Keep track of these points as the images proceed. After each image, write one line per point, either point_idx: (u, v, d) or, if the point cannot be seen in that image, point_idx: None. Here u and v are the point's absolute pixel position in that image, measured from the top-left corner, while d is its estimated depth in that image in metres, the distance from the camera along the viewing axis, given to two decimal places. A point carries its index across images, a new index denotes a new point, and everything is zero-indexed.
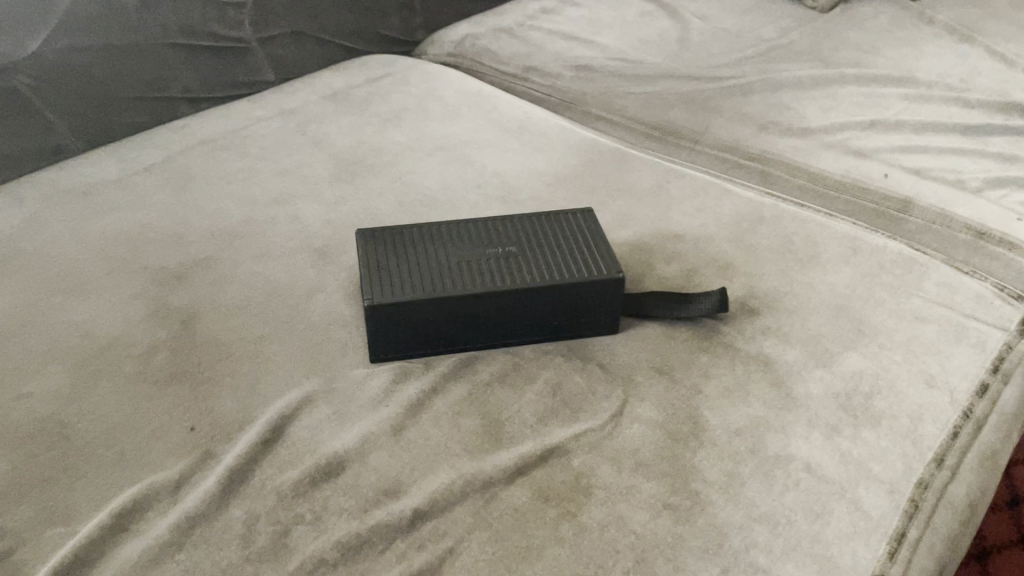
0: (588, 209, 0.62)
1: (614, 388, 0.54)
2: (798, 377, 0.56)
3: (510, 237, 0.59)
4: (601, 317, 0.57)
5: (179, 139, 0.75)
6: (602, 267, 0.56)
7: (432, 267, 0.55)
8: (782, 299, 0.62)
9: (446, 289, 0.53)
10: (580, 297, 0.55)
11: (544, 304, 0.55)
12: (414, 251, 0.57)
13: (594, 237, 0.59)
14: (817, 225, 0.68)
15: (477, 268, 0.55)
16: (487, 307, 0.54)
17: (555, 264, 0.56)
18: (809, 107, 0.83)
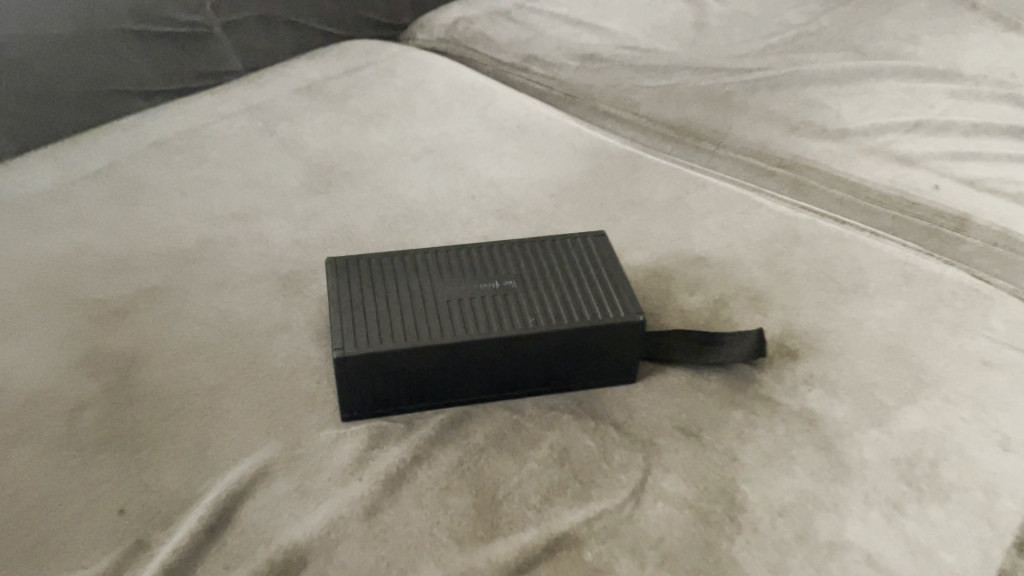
0: (599, 231, 0.53)
1: (633, 455, 0.45)
2: (850, 440, 0.47)
3: (509, 268, 0.50)
4: (617, 364, 0.48)
5: (130, 142, 0.66)
6: (618, 306, 0.47)
7: (416, 308, 0.46)
8: (825, 339, 0.53)
9: (434, 335, 0.44)
10: (592, 343, 0.47)
11: (551, 350, 0.46)
12: (395, 286, 0.48)
13: (607, 266, 0.50)
14: (861, 248, 0.59)
15: (470, 309, 0.46)
16: (482, 357, 0.45)
17: (564, 301, 0.47)
18: (844, 106, 0.74)
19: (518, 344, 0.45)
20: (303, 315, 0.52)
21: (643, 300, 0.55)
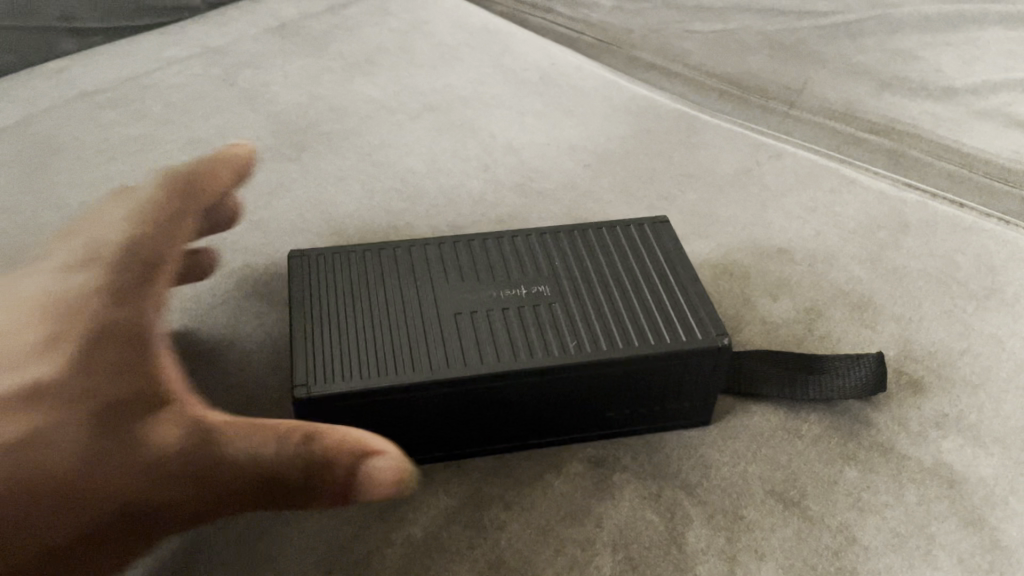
0: (661, 218, 0.40)
1: (712, 535, 0.32)
2: (1008, 511, 0.34)
3: (541, 270, 0.37)
4: (690, 404, 0.35)
5: (51, 90, 0.52)
6: (693, 327, 0.34)
7: (412, 327, 0.33)
8: (957, 364, 0.40)
9: (435, 369, 0.32)
10: (656, 377, 0.34)
11: (600, 388, 0.34)
12: (384, 296, 0.35)
13: (675, 269, 0.37)
14: (990, 242, 0.46)
15: (490, 328, 0.34)
16: (504, 397, 0.33)
17: (616, 320, 0.34)
18: (945, 59, 0.59)
19: (552, 381, 0.33)
20: (260, 325, 0.38)
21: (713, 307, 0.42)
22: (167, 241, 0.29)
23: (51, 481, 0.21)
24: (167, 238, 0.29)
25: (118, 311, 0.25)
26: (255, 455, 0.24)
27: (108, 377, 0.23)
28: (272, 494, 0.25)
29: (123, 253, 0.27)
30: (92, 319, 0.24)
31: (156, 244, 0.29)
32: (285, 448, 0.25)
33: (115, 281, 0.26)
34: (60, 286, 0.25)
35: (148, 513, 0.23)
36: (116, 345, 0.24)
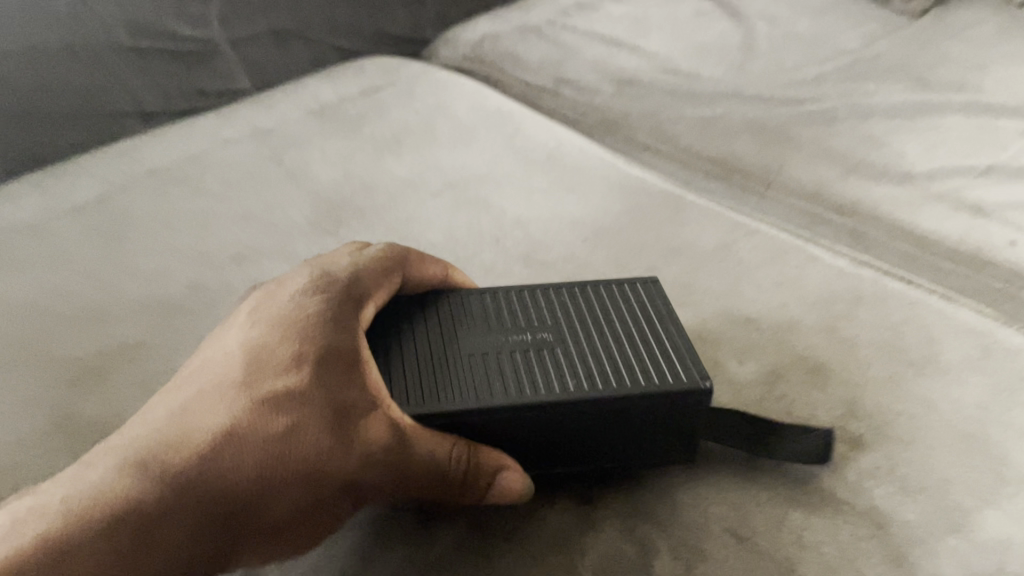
0: (655, 282, 0.47)
1: (674, 563, 0.39)
2: (924, 550, 0.41)
3: (549, 323, 0.44)
4: (675, 445, 0.41)
5: (123, 169, 0.60)
6: (680, 371, 0.40)
7: (438, 367, 0.40)
8: (894, 424, 0.47)
9: (460, 402, 0.38)
10: (647, 415, 0.40)
11: (599, 423, 0.40)
12: (419, 343, 0.42)
13: (664, 323, 0.44)
14: (933, 316, 0.53)
15: (509, 371, 0.40)
16: (517, 427, 0.39)
17: (612, 362, 0.41)
18: (908, 144, 0.66)
19: (558, 415, 0.39)
20: None
21: None
22: (374, 282, 0.41)
23: (304, 465, 0.34)
24: (364, 286, 0.40)
25: (342, 337, 0.37)
26: (436, 457, 0.36)
27: (333, 387, 0.35)
28: (444, 482, 0.37)
29: (341, 291, 0.39)
30: (324, 345, 0.36)
31: (364, 283, 0.41)
32: (444, 457, 0.36)
33: (339, 312, 0.38)
34: (301, 317, 0.37)
35: (358, 483, 0.35)
36: (342, 362, 0.36)
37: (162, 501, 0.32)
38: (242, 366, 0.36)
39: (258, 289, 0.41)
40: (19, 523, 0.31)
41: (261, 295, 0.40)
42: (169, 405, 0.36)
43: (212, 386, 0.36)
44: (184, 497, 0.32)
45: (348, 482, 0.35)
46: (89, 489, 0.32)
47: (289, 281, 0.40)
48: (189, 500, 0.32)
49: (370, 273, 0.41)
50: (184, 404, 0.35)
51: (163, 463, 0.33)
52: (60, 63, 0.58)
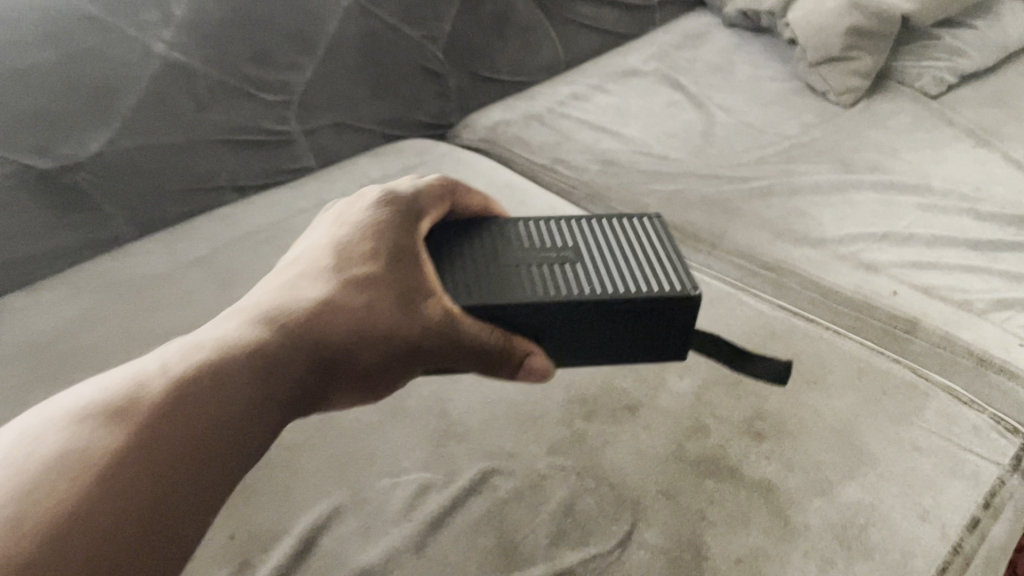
0: (659, 217, 0.55)
1: (623, 511, 0.58)
2: (797, 507, 0.59)
3: (574, 244, 0.52)
4: (669, 341, 0.52)
5: (225, 231, 0.80)
6: (678, 283, 0.48)
7: (480, 269, 0.49)
8: (788, 422, 0.65)
9: (503, 297, 0.47)
10: (654, 315, 0.49)
11: (617, 319, 0.49)
12: (464, 251, 0.51)
13: (669, 246, 0.53)
14: (826, 344, 0.72)
15: (539, 275, 0.49)
16: (550, 319, 0.48)
17: (626, 274, 0.49)
18: (825, 215, 0.86)
19: (585, 312, 0.48)
20: None
21: (641, 382, 0.68)
22: (429, 201, 0.49)
23: (378, 333, 0.42)
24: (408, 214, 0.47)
25: (409, 241, 0.46)
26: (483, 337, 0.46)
27: (405, 276, 0.44)
28: (487, 357, 0.46)
29: (408, 206, 0.48)
30: (394, 246, 0.45)
31: (424, 203, 0.49)
32: (490, 338, 0.46)
33: (403, 217, 0.47)
34: (381, 222, 0.46)
35: (423, 350, 0.44)
36: (412, 258, 0.45)
37: (286, 342, 0.40)
38: (335, 257, 0.44)
39: (336, 211, 0.49)
40: (178, 350, 0.39)
41: (341, 212, 0.48)
42: (278, 284, 0.44)
43: (313, 269, 0.44)
44: (299, 343, 0.41)
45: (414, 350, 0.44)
46: (228, 331, 0.40)
47: (364, 195, 0.49)
48: (303, 342, 0.41)
49: (427, 195, 0.49)
50: (290, 283, 0.43)
51: (284, 316, 0.41)
52: (184, 154, 0.78)
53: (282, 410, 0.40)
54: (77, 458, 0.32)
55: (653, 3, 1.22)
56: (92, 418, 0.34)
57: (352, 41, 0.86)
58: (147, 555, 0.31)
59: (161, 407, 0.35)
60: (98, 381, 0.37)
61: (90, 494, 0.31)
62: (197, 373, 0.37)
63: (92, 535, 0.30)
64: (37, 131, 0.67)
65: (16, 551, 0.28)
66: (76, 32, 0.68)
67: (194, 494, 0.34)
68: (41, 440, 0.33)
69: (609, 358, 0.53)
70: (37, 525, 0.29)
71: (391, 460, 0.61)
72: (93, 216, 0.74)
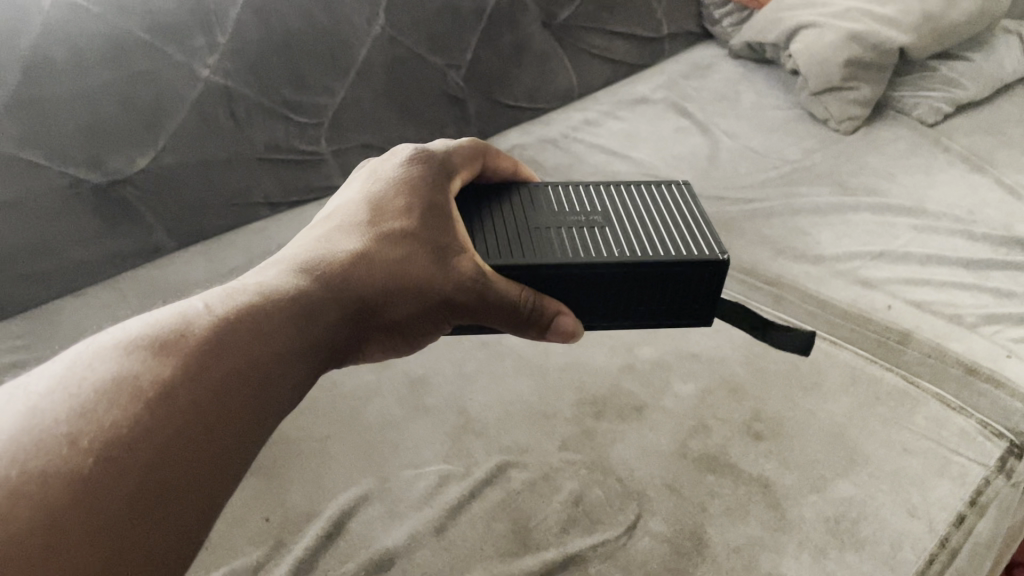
0: (685, 186, 0.60)
1: (629, 502, 0.62)
2: (793, 500, 0.63)
3: (609, 209, 0.57)
4: (696, 304, 0.56)
5: (259, 244, 0.85)
6: (709, 248, 0.53)
7: (525, 232, 0.54)
8: (785, 424, 0.69)
9: (550, 256, 0.52)
10: (682, 277, 0.54)
11: (652, 279, 0.54)
12: (508, 214, 0.55)
13: (696, 212, 0.57)
14: (822, 353, 0.76)
15: (580, 236, 0.54)
16: (587, 280, 0.53)
17: (657, 238, 0.54)
18: (824, 234, 0.90)
19: (620, 273, 0.53)
20: (389, 383, 0.71)
21: (647, 385, 0.72)
22: (456, 164, 0.55)
23: (410, 281, 0.47)
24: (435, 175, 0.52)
25: (438, 198, 0.51)
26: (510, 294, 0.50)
27: (436, 232, 0.49)
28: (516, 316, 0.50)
29: (437, 170, 0.53)
30: (428, 203, 0.50)
31: (452, 166, 0.54)
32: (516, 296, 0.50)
33: (433, 178, 0.52)
34: (411, 181, 0.51)
35: (453, 302, 0.49)
36: (442, 216, 0.50)
37: (326, 287, 0.44)
38: (369, 213, 0.49)
39: (369, 167, 0.54)
40: (221, 291, 0.40)
41: (373, 170, 0.53)
42: (314, 238, 0.48)
43: (349, 223, 0.49)
44: (339, 289, 0.44)
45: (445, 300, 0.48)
46: (275, 275, 0.43)
47: (396, 154, 0.54)
48: (346, 285, 0.45)
49: (457, 159, 0.55)
50: (327, 236, 0.48)
51: (323, 266, 0.45)
52: (222, 171, 0.83)
53: (318, 354, 0.42)
54: (131, 384, 0.32)
55: (663, 34, 1.27)
56: (141, 349, 0.34)
57: (378, 67, 0.92)
58: (198, 479, 0.32)
59: (209, 342, 0.36)
60: (143, 317, 0.37)
61: (147, 418, 0.32)
62: (235, 315, 0.38)
63: (146, 458, 0.31)
64: (90, 149, 0.73)
65: (82, 466, 0.29)
66: (128, 58, 0.73)
67: (237, 425, 0.35)
68: (93, 364, 0.33)
69: (638, 322, 0.57)
70: (94, 444, 0.30)
71: (413, 451, 0.65)
72: (138, 227, 0.80)
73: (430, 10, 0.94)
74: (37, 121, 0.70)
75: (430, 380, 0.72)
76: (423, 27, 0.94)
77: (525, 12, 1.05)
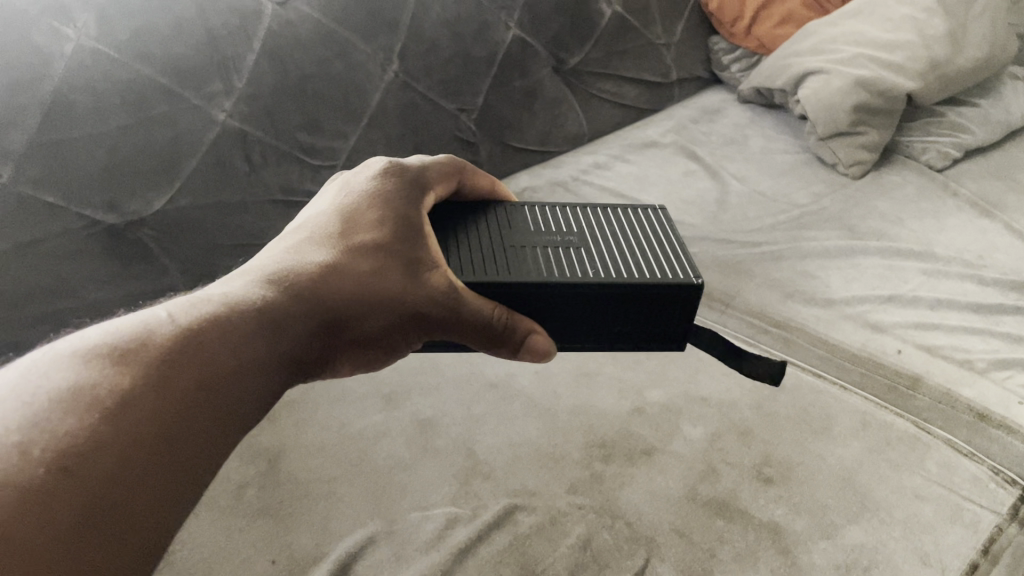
0: (662, 214, 0.62)
1: (638, 547, 0.62)
2: (803, 548, 0.63)
3: (585, 230, 0.58)
4: (669, 328, 0.58)
5: None
6: (684, 273, 0.55)
7: (504, 250, 0.55)
8: (795, 469, 0.69)
9: (530, 275, 0.53)
10: (656, 300, 0.55)
11: (626, 301, 0.55)
12: (487, 232, 0.56)
13: (670, 236, 0.59)
14: (832, 398, 0.76)
15: (557, 257, 0.55)
16: (563, 299, 0.54)
17: (632, 261, 0.56)
18: (833, 277, 0.91)
19: (595, 293, 0.54)
20: (397, 425, 0.71)
21: (656, 429, 0.72)
22: (432, 179, 0.54)
23: (384, 296, 0.46)
24: (408, 190, 0.52)
25: (411, 212, 0.51)
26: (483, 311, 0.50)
27: (409, 245, 0.49)
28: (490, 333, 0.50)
29: (410, 184, 0.52)
30: (402, 216, 0.50)
31: (426, 181, 0.54)
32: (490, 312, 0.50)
33: (406, 192, 0.51)
34: (384, 194, 0.50)
35: (426, 317, 0.48)
36: (415, 230, 0.50)
37: (297, 298, 0.43)
38: (341, 224, 0.48)
39: (342, 179, 0.53)
40: (186, 300, 0.40)
41: (346, 182, 0.52)
42: (283, 249, 0.47)
43: (320, 235, 0.48)
44: (309, 301, 0.43)
45: (419, 314, 0.48)
46: (242, 286, 0.42)
47: (370, 166, 0.53)
48: (317, 298, 0.44)
49: (433, 173, 0.55)
50: (298, 247, 0.47)
51: (293, 276, 0.44)
52: (237, 213, 0.85)
53: (286, 366, 0.41)
54: (88, 395, 0.32)
55: (672, 79, 1.29)
56: (100, 358, 0.34)
57: (391, 111, 0.93)
58: (156, 492, 0.32)
59: (170, 352, 0.36)
60: (103, 326, 0.37)
61: (101, 428, 0.31)
62: (200, 324, 0.38)
63: (100, 469, 0.30)
64: (108, 192, 0.75)
65: (33, 476, 0.29)
66: (149, 103, 0.75)
67: (197, 438, 0.35)
68: (50, 374, 0.33)
69: (608, 342, 0.59)
70: (47, 456, 0.30)
71: (421, 493, 0.65)
72: (153, 267, 0.81)
73: (444, 56, 0.96)
74: (59, 165, 0.71)
75: (438, 422, 0.72)
76: (436, 73, 0.96)
77: (536, 58, 1.07)
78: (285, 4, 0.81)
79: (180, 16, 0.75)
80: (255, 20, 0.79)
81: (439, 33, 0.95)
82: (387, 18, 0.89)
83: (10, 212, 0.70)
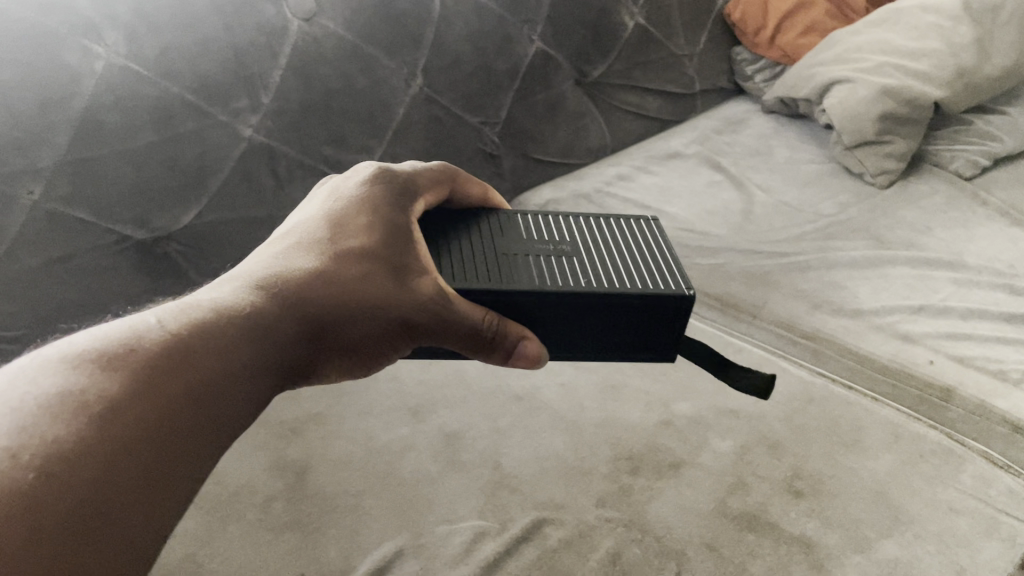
0: (656, 225, 0.61)
1: (668, 561, 0.61)
2: (836, 562, 0.62)
3: (577, 240, 0.58)
4: (660, 342, 0.58)
5: None
6: (675, 283, 0.55)
7: (497, 258, 0.54)
8: (827, 482, 0.68)
9: (523, 284, 0.52)
10: (646, 311, 0.55)
11: (617, 312, 0.55)
12: (479, 240, 0.56)
13: (662, 248, 0.59)
14: (863, 410, 0.75)
15: (550, 266, 0.55)
16: (554, 308, 0.53)
17: (624, 272, 0.55)
18: (862, 288, 0.89)
19: (587, 304, 0.53)
20: (426, 438, 0.71)
21: (685, 441, 0.71)
22: (424, 185, 0.54)
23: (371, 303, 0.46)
24: (399, 196, 0.51)
25: (399, 218, 0.50)
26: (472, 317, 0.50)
27: (396, 252, 0.48)
28: (480, 340, 0.50)
29: (400, 189, 0.52)
30: (390, 221, 0.49)
31: (415, 186, 0.53)
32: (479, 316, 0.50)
33: (396, 198, 0.51)
34: (372, 200, 0.50)
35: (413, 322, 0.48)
36: (403, 237, 0.49)
37: (283, 305, 0.43)
38: (328, 231, 0.48)
39: (331, 183, 0.53)
40: (173, 306, 0.40)
41: (334, 187, 0.52)
42: (270, 255, 0.47)
43: (308, 241, 0.48)
44: (294, 308, 0.43)
45: (405, 320, 0.48)
46: (226, 290, 0.42)
47: (360, 170, 0.53)
48: (301, 306, 0.44)
49: (422, 180, 0.54)
50: (285, 253, 0.47)
51: (278, 283, 0.44)
52: (263, 228, 0.86)
53: (272, 372, 0.41)
54: (74, 400, 0.32)
55: (695, 90, 1.29)
56: (87, 363, 0.34)
57: (415, 126, 0.94)
58: (147, 494, 0.32)
59: (157, 359, 0.35)
60: (90, 332, 0.36)
61: (91, 432, 0.31)
62: (189, 330, 0.38)
63: (88, 472, 0.30)
64: (137, 208, 0.76)
65: (22, 481, 0.29)
66: (176, 119, 0.75)
67: (185, 440, 0.35)
68: (37, 380, 0.32)
69: (599, 353, 0.58)
70: (35, 459, 0.29)
71: (448, 507, 0.65)
72: (180, 281, 0.83)
73: (466, 71, 0.97)
74: (87, 182, 0.72)
75: (464, 435, 0.72)
76: (458, 87, 0.97)
77: (558, 70, 1.07)
78: (311, 21, 0.81)
79: (207, 34, 0.75)
80: (281, 37, 0.80)
81: (463, 47, 0.95)
82: (411, 34, 0.89)
83: (43, 227, 0.71)
